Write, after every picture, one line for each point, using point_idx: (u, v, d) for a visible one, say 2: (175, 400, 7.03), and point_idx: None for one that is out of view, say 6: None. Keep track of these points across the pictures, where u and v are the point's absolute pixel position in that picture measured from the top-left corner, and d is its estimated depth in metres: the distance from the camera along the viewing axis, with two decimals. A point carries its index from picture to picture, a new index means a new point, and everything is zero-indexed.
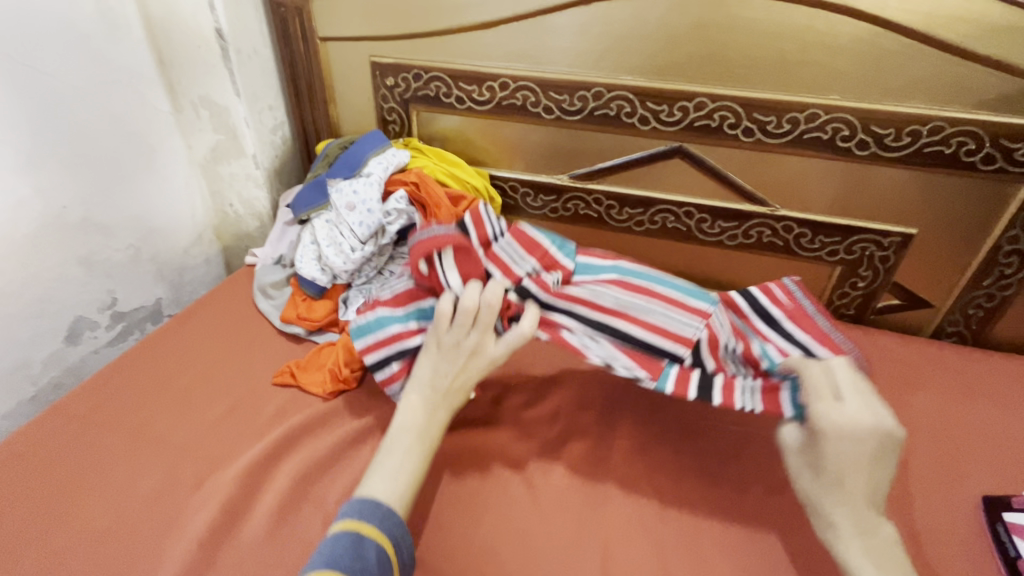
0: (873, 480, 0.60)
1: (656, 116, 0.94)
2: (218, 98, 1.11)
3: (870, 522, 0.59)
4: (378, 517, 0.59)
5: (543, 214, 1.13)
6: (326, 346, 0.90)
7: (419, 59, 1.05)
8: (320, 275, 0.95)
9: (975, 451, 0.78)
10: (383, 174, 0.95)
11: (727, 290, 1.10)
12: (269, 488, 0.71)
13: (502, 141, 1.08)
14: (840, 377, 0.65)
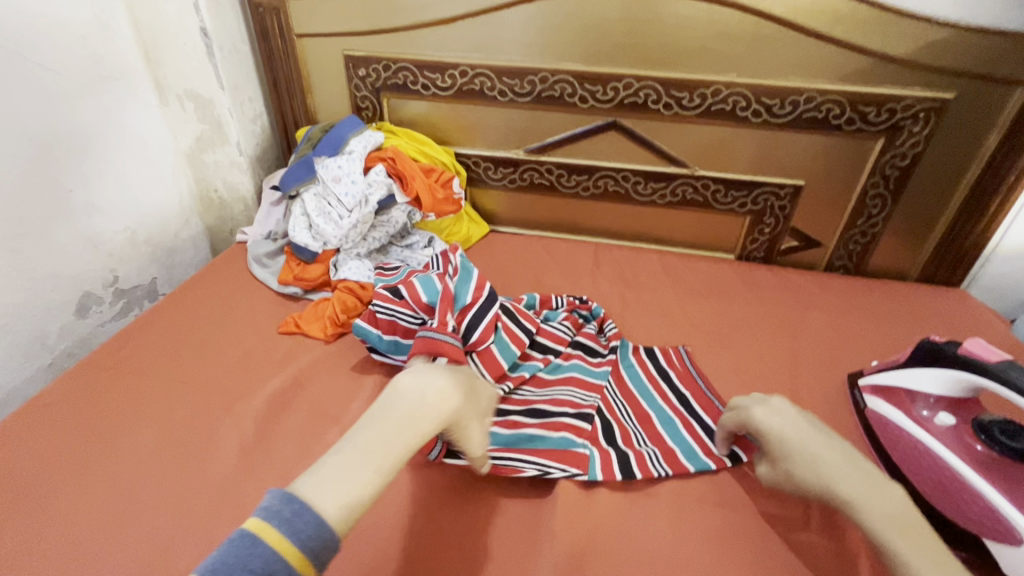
0: (839, 452, 0.65)
1: (593, 95, 1.13)
2: (203, 91, 1.22)
3: (875, 484, 0.61)
4: (300, 503, 0.51)
5: (503, 185, 1.30)
6: (323, 300, 1.04)
7: (388, 51, 1.19)
8: (312, 242, 1.08)
9: (851, 347, 1.00)
10: (363, 151, 1.09)
11: (661, 244, 1.30)
12: (287, 410, 0.85)
13: (464, 123, 1.24)
14: (760, 396, 0.75)
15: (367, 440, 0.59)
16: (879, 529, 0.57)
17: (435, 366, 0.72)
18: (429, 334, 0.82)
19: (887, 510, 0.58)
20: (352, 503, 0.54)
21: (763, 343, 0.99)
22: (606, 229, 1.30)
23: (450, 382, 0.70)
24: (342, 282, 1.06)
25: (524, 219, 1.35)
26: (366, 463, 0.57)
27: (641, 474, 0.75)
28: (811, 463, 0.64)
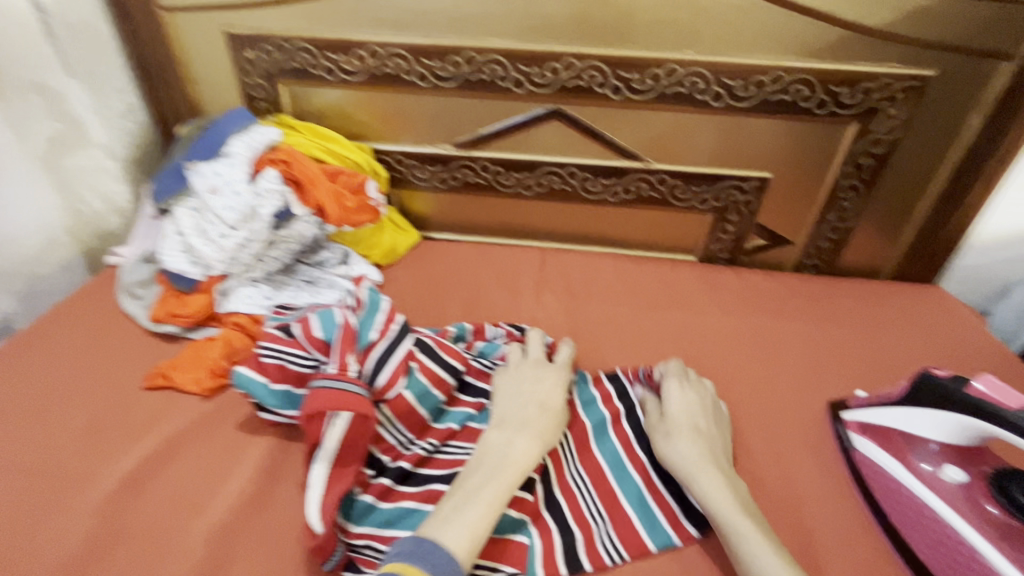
0: (712, 445, 0.68)
1: (528, 78, 0.95)
2: (49, 81, 0.95)
3: (731, 478, 0.65)
4: (432, 544, 0.54)
5: (432, 186, 1.12)
6: (204, 341, 0.84)
7: (279, 28, 0.98)
8: (190, 268, 0.88)
9: (831, 363, 0.87)
10: (248, 153, 0.89)
11: (615, 249, 1.15)
12: (142, 501, 0.66)
13: (380, 113, 1.04)
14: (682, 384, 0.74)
15: (480, 471, 0.63)
16: (728, 509, 0.60)
17: (536, 377, 0.75)
18: (322, 393, 0.64)
19: (741, 501, 0.62)
20: (475, 539, 0.56)
21: (732, 366, 0.86)
22: (552, 232, 1.14)
23: (535, 389, 0.73)
24: (230, 316, 0.86)
25: (459, 223, 1.17)
26: (487, 490, 0.60)
27: (591, 567, 0.62)
28: (693, 446, 0.66)
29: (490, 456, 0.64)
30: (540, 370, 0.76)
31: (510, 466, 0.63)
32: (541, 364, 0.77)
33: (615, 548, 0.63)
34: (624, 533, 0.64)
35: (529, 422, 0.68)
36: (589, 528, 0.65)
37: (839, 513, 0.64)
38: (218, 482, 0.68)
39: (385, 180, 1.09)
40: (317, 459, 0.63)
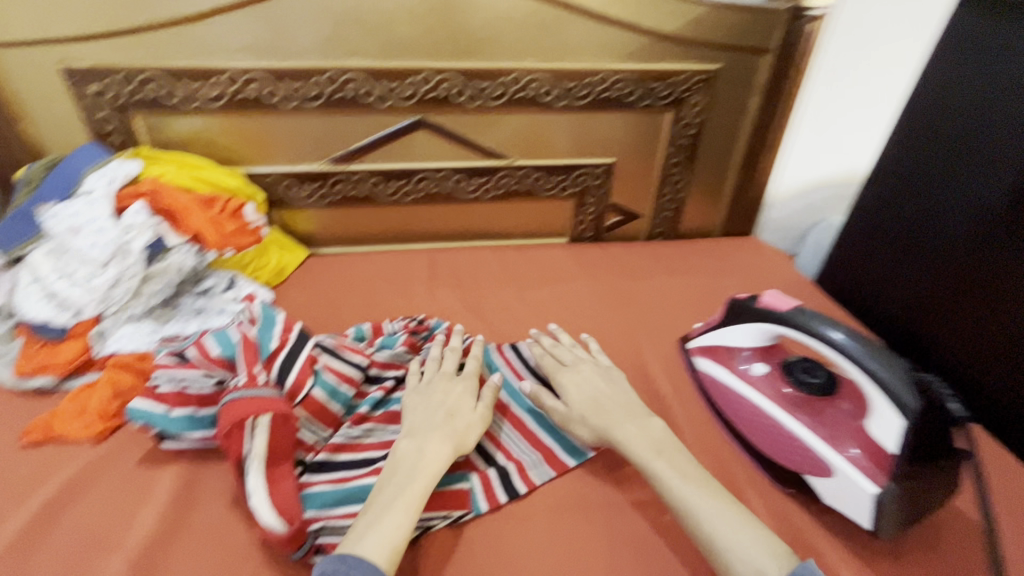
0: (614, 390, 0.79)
1: (390, 93, 1.03)
2: None
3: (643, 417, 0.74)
4: (356, 558, 0.56)
5: (314, 203, 1.14)
6: (84, 388, 0.80)
7: (123, 59, 0.95)
8: (57, 314, 0.83)
9: (683, 308, 1.05)
10: (108, 188, 0.90)
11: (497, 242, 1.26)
12: (44, 552, 0.64)
13: (246, 138, 1.05)
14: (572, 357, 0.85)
15: (389, 488, 0.64)
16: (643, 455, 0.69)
17: (444, 385, 0.77)
18: (234, 403, 0.67)
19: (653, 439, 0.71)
20: (395, 549, 0.58)
21: (605, 323, 1.00)
22: (436, 234, 1.22)
23: (444, 398, 0.74)
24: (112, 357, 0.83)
25: (345, 238, 1.20)
26: (399, 505, 0.62)
27: (525, 487, 0.72)
28: (598, 408, 0.76)
29: (399, 469, 0.65)
30: (446, 382, 0.78)
31: (419, 476, 0.64)
32: (448, 374, 0.79)
33: (543, 469, 0.75)
34: (548, 456, 0.76)
35: (437, 428, 0.70)
36: (520, 458, 0.76)
37: (694, 422, 0.80)
38: (126, 519, 0.68)
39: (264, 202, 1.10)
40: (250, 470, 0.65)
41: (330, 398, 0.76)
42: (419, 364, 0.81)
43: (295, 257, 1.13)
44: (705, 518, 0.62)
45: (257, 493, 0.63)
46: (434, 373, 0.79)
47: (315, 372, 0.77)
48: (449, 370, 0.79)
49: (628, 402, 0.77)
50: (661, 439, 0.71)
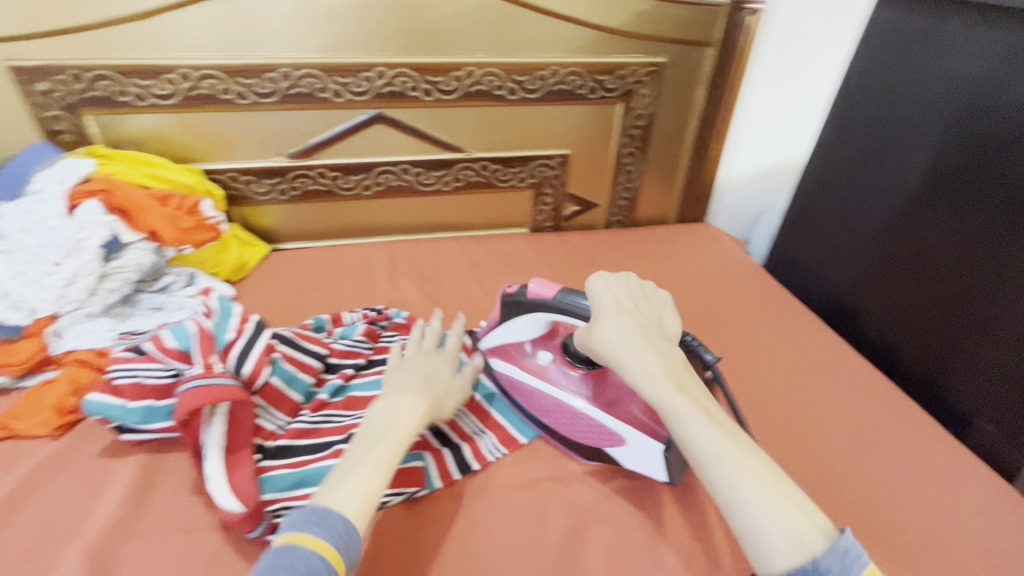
0: (656, 325, 0.61)
1: (602, 85, 1.02)
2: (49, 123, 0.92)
3: (686, 380, 0.56)
4: (327, 510, 0.49)
5: (513, 187, 1.11)
6: (47, 384, 0.72)
7: (372, 38, 0.91)
8: (11, 313, 0.74)
9: None
10: (55, 188, 0.80)
11: (719, 298, 1.00)
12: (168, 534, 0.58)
13: (472, 131, 1.03)
14: (621, 294, 0.62)
15: (364, 439, 0.56)
16: (723, 465, 0.50)
17: (428, 357, 0.67)
18: (194, 389, 0.60)
19: (726, 441, 0.51)
20: (369, 497, 0.52)
21: None
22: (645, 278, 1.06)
23: (421, 367, 0.66)
24: (65, 355, 0.74)
25: (537, 239, 1.13)
26: (374, 455, 0.54)
27: None
28: (675, 383, 0.55)
29: (367, 432, 0.57)
30: (673, 386, 0.54)
31: (398, 432, 0.57)
32: (679, 378, 0.55)
33: None
34: None
35: (412, 387, 0.62)
36: None
37: None
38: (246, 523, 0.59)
39: (469, 186, 1.09)
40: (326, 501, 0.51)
41: (451, 394, 0.67)
42: (640, 331, 0.58)
43: (490, 253, 1.08)
44: (735, 482, 0.49)
45: (350, 462, 0.54)
46: (666, 362, 0.56)
47: (451, 364, 0.69)
48: (683, 375, 0.56)
49: (685, 386, 0.55)
50: (759, 469, 0.50)
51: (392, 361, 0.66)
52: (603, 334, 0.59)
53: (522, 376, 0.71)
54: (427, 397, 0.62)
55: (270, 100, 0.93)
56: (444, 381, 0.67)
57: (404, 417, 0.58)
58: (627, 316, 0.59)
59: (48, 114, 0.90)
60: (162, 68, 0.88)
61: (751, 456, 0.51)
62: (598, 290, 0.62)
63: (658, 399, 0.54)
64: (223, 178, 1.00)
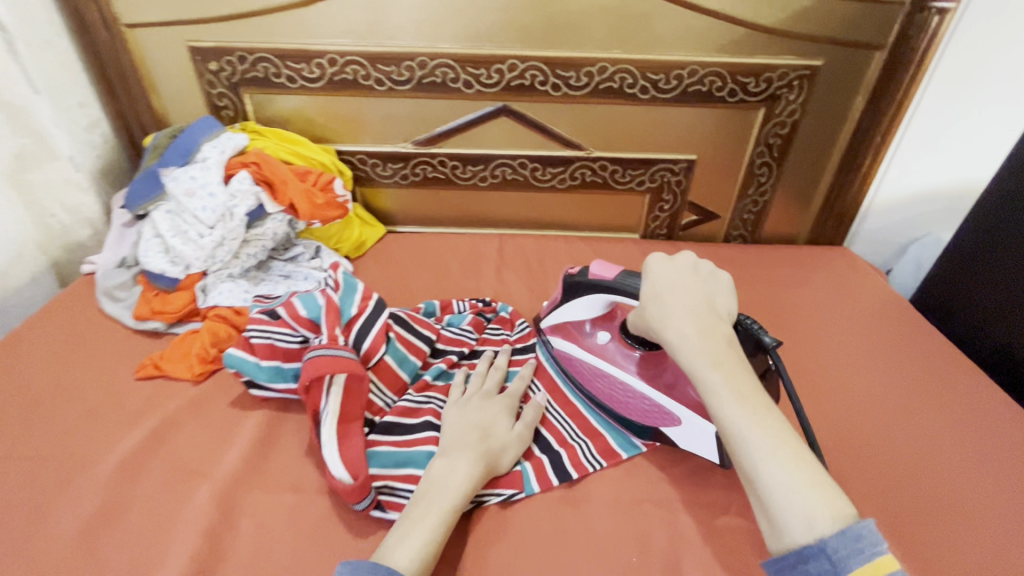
0: (707, 302, 0.59)
1: (744, 88, 0.94)
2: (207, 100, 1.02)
3: (726, 356, 0.55)
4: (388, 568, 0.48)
5: (630, 190, 1.06)
6: (193, 333, 0.80)
7: (508, 29, 0.91)
8: (169, 267, 0.83)
9: None
10: (218, 157, 0.85)
11: (846, 340, 0.91)
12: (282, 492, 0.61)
13: (596, 129, 1.00)
14: (676, 270, 0.61)
15: (421, 499, 0.56)
16: (755, 442, 0.50)
17: (487, 407, 0.66)
18: (318, 357, 0.64)
19: (758, 419, 0.51)
20: (422, 559, 0.51)
21: None
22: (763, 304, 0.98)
23: (480, 417, 0.65)
24: (209, 310, 0.82)
25: (649, 246, 1.08)
26: (431, 520, 0.54)
27: None
28: (714, 359, 0.54)
29: (422, 491, 0.57)
30: (709, 362, 0.54)
31: (451, 491, 0.56)
32: (715, 353, 0.55)
33: None
34: None
35: (469, 441, 0.62)
36: None
37: None
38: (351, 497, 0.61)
39: (584, 185, 1.06)
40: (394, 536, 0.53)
41: (513, 443, 0.64)
42: (688, 304, 0.58)
43: (599, 256, 1.04)
44: (757, 458, 0.50)
45: (407, 523, 0.54)
46: (706, 338, 0.56)
47: (511, 413, 0.67)
48: (722, 351, 0.55)
49: (723, 362, 0.54)
50: (787, 447, 0.50)
51: (449, 405, 0.67)
52: (654, 310, 0.59)
53: (579, 354, 0.73)
54: (483, 453, 0.60)
55: (405, 87, 0.96)
56: (503, 432, 0.64)
57: (460, 478, 0.57)
58: (675, 295, 0.59)
59: (215, 91, 1.00)
60: (314, 52, 0.94)
61: (778, 437, 0.50)
62: (655, 266, 0.63)
63: (692, 370, 0.55)
64: (352, 159, 1.06)
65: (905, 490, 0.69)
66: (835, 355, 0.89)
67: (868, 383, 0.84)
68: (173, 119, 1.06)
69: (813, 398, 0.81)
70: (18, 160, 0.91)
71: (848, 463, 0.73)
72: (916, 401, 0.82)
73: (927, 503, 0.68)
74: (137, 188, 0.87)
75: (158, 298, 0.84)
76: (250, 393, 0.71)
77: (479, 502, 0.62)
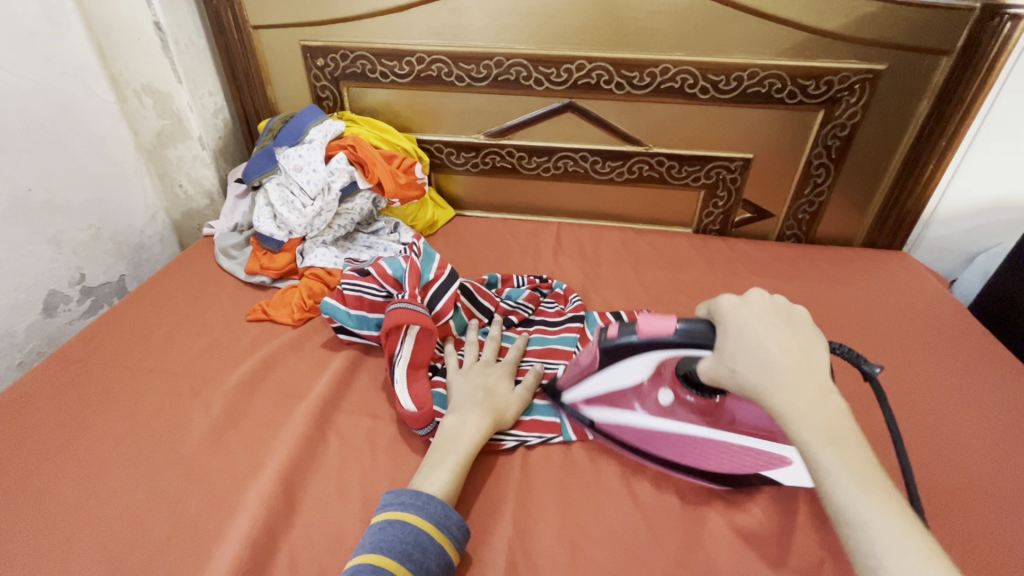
0: (804, 351, 0.52)
1: (804, 90, 0.98)
2: (313, 91, 1.17)
3: (835, 425, 0.48)
4: (426, 495, 0.56)
5: (685, 185, 1.12)
6: (292, 288, 0.95)
7: (578, 32, 0.99)
8: (276, 231, 0.98)
9: None
10: (322, 140, 0.99)
11: (893, 341, 0.93)
12: (361, 419, 0.73)
13: (655, 126, 1.06)
14: (760, 315, 0.54)
15: (438, 450, 0.62)
16: (882, 536, 0.43)
17: (488, 373, 0.73)
18: (398, 308, 0.75)
19: (883, 507, 0.44)
20: (446, 489, 0.59)
21: None
22: (812, 299, 1.00)
23: (483, 380, 0.71)
24: (306, 269, 0.96)
25: (701, 241, 1.13)
26: (446, 464, 0.61)
27: None
28: (826, 433, 0.47)
29: (438, 440, 0.64)
30: (825, 438, 0.47)
31: (462, 440, 0.63)
32: (830, 427, 0.48)
33: None
34: None
35: (474, 398, 0.68)
36: None
37: None
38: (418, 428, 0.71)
39: (641, 179, 1.12)
40: (422, 471, 0.61)
41: (517, 402, 0.70)
42: (796, 362, 0.51)
43: (651, 246, 1.10)
44: (876, 550, 0.43)
45: (427, 468, 0.61)
46: (817, 407, 0.48)
47: (511, 377, 0.74)
48: (834, 423, 0.48)
49: (833, 434, 0.47)
50: (923, 543, 0.42)
51: (453, 373, 0.74)
52: (753, 368, 0.51)
53: (647, 426, 0.67)
54: (488, 408, 0.67)
55: (482, 84, 1.07)
56: (506, 393, 0.71)
57: (470, 431, 0.64)
58: (772, 350, 0.51)
59: (320, 84, 1.15)
60: (405, 52, 1.06)
61: (906, 526, 0.43)
62: (733, 309, 0.55)
63: (804, 446, 0.48)
64: (430, 147, 1.18)
65: (935, 479, 0.72)
66: (881, 353, 0.91)
67: (911, 380, 0.86)
68: (282, 107, 1.22)
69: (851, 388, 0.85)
70: (160, 138, 1.10)
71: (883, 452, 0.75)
72: (960, 401, 0.83)
73: (956, 491, 0.71)
74: (252, 164, 1.03)
75: (266, 256, 0.99)
76: (338, 337, 0.85)
77: (522, 445, 0.70)
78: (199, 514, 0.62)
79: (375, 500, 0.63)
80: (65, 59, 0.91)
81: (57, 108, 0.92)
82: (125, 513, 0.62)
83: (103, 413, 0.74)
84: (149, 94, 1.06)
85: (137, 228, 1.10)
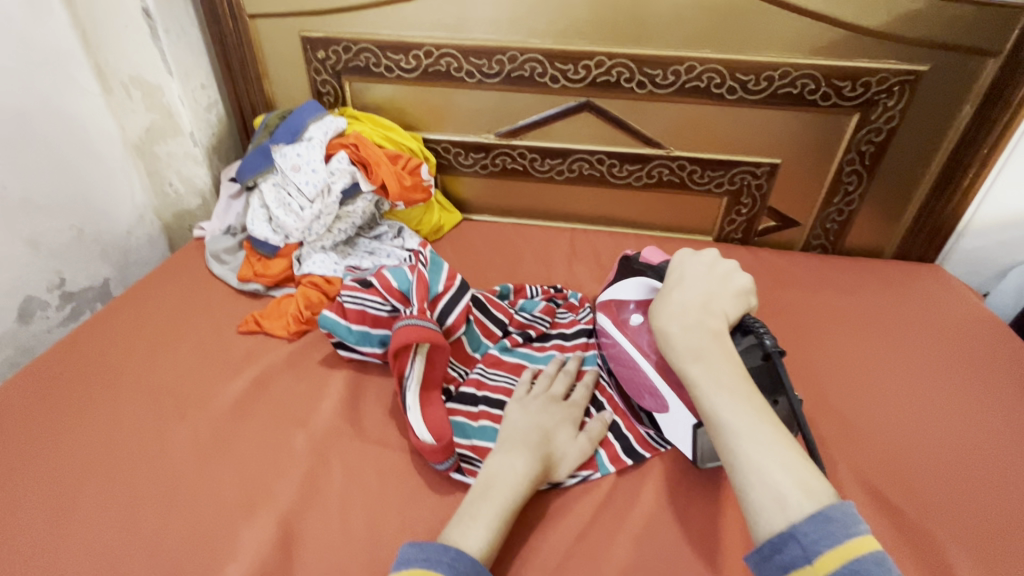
0: (709, 292, 0.61)
1: (838, 92, 0.91)
2: (313, 85, 1.10)
3: (704, 343, 0.56)
4: (457, 551, 0.50)
5: (707, 191, 1.05)
6: (289, 297, 0.88)
7: (598, 26, 0.92)
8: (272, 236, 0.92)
9: None
10: (322, 138, 0.92)
11: (932, 360, 0.87)
12: (363, 448, 0.66)
13: (677, 127, 1.00)
14: (688, 268, 0.63)
15: (481, 492, 0.56)
16: (731, 430, 0.50)
17: (551, 412, 0.66)
18: (407, 326, 0.68)
19: (739, 409, 0.51)
20: (488, 542, 0.52)
21: None
22: (842, 315, 0.94)
23: (545, 420, 0.64)
24: (305, 277, 0.90)
25: (724, 250, 1.07)
26: (486, 514, 0.54)
27: None
28: (695, 351, 0.55)
29: (483, 483, 0.57)
30: (691, 354, 0.55)
31: (508, 486, 0.56)
32: (700, 347, 0.55)
33: None
34: None
35: (527, 438, 0.61)
36: None
37: None
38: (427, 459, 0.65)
39: (661, 183, 1.06)
40: (455, 522, 0.54)
41: (575, 453, 0.63)
42: (697, 300, 0.59)
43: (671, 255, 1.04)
44: (735, 443, 0.49)
45: (468, 517, 0.54)
46: (691, 327, 0.57)
47: (575, 422, 0.66)
48: (706, 344, 0.56)
49: (698, 350, 0.55)
50: (769, 442, 0.48)
51: (514, 401, 0.67)
52: (658, 300, 0.61)
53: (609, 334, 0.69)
54: (541, 453, 0.60)
55: (494, 80, 1.01)
56: (566, 440, 0.63)
57: (517, 478, 0.57)
58: (679, 291, 0.61)
59: (320, 77, 1.08)
60: (412, 44, 1.00)
61: (762, 422, 0.50)
62: (679, 260, 0.65)
63: (676, 363, 0.56)
64: (435, 147, 1.11)
65: (991, 515, 0.66)
66: (920, 373, 0.85)
67: (955, 403, 0.80)
68: (280, 102, 1.15)
69: (892, 412, 0.78)
70: (149, 134, 1.03)
71: (931, 486, 0.69)
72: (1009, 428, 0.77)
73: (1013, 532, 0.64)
74: (245, 163, 0.96)
75: (261, 262, 0.93)
76: (338, 352, 0.78)
77: (555, 486, 0.63)
78: (180, 556, 0.56)
79: (380, 542, 0.57)
80: (43, 45, 0.84)
81: (34, 98, 0.85)
82: (96, 556, 0.56)
83: (78, 437, 0.67)
84: (137, 86, 0.98)
85: (123, 229, 1.03)
